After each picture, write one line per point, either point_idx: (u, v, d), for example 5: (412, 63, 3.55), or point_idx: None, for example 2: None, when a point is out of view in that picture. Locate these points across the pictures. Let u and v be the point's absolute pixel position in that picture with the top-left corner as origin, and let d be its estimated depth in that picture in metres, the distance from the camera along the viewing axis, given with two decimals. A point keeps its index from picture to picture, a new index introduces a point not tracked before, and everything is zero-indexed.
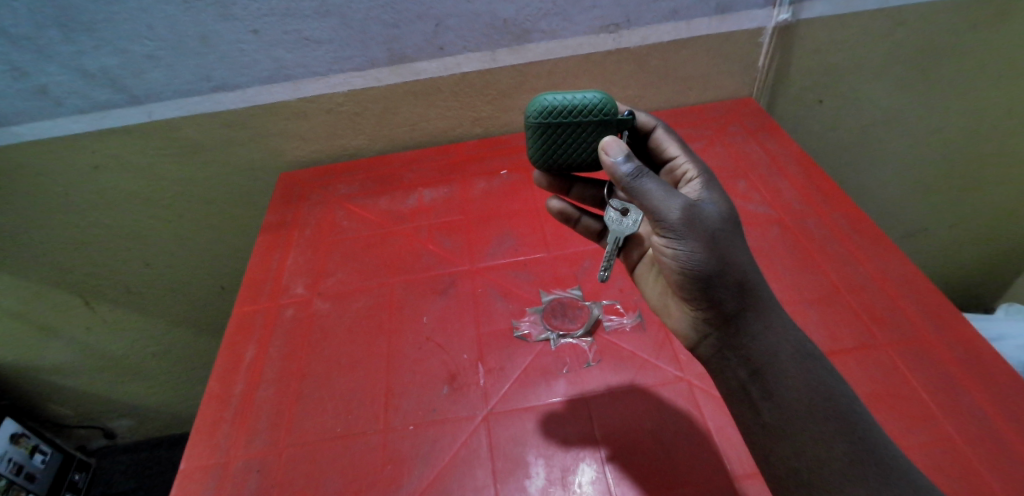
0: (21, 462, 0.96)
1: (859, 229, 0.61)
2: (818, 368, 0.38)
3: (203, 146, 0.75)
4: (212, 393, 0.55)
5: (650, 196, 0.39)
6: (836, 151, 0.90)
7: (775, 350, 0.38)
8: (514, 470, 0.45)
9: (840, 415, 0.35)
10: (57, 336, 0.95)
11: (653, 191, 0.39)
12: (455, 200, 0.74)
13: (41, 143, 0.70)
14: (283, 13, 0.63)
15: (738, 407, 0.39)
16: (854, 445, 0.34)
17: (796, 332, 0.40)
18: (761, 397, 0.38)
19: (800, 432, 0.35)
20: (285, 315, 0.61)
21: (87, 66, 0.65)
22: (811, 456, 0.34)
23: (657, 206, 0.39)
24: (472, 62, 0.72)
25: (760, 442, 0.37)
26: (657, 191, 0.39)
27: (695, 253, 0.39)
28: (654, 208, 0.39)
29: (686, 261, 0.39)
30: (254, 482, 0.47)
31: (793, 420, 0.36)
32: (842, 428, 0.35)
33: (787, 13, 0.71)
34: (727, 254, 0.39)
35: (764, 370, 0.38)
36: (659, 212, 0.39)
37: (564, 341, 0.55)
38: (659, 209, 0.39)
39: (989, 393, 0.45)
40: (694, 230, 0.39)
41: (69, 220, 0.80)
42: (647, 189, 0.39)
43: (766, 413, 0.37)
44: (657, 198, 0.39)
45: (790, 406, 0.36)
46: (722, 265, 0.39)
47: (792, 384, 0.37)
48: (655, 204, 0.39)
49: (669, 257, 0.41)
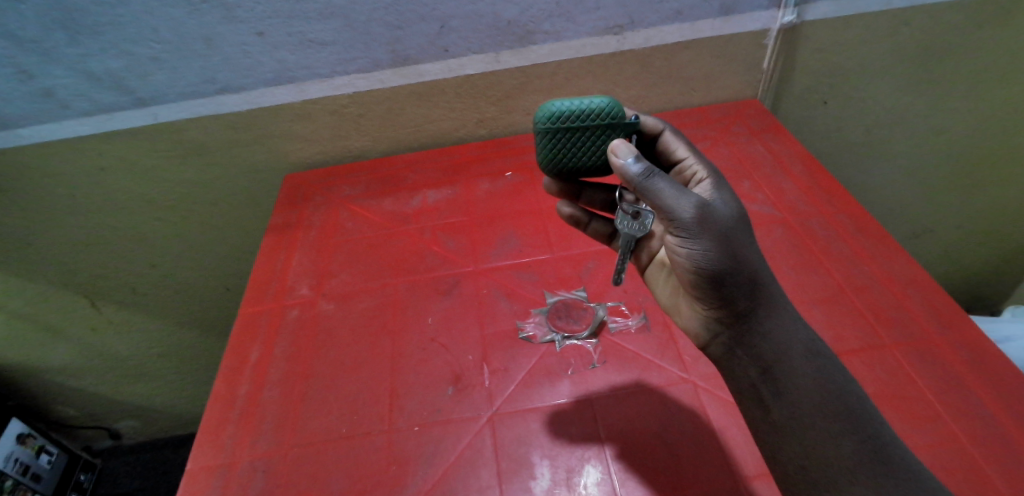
0: (28, 462, 0.97)
1: (863, 230, 0.61)
2: (827, 365, 0.38)
3: (207, 147, 0.75)
4: (217, 394, 0.55)
5: (662, 195, 0.39)
6: (840, 152, 0.90)
7: (784, 348, 0.39)
8: (518, 471, 0.45)
9: (849, 413, 0.35)
10: (62, 337, 0.95)
11: (664, 190, 0.39)
12: (459, 201, 0.74)
13: (46, 146, 0.71)
14: (287, 15, 0.64)
15: (747, 405, 0.40)
16: (862, 443, 0.34)
17: (804, 330, 0.40)
18: (770, 395, 0.38)
19: (807, 430, 0.35)
20: (290, 316, 0.62)
21: (92, 69, 0.65)
22: (818, 453, 0.35)
23: (667, 205, 0.39)
24: (475, 63, 0.72)
25: (767, 439, 0.38)
26: (668, 190, 0.39)
27: (708, 251, 0.39)
28: (666, 207, 0.39)
29: (698, 259, 0.39)
30: (260, 482, 0.47)
31: (800, 417, 0.36)
32: (850, 425, 0.35)
33: (790, 14, 0.71)
34: (739, 253, 0.40)
35: (773, 369, 0.38)
36: (671, 210, 0.39)
37: (568, 342, 0.55)
38: (670, 208, 0.39)
39: (994, 394, 0.45)
40: (706, 228, 0.39)
41: (73, 221, 0.80)
42: (657, 190, 0.39)
43: (776, 410, 0.37)
44: (669, 197, 0.39)
45: (799, 404, 0.36)
46: (734, 263, 0.39)
47: (801, 382, 0.37)
48: (666, 202, 0.39)
49: (682, 256, 0.41)
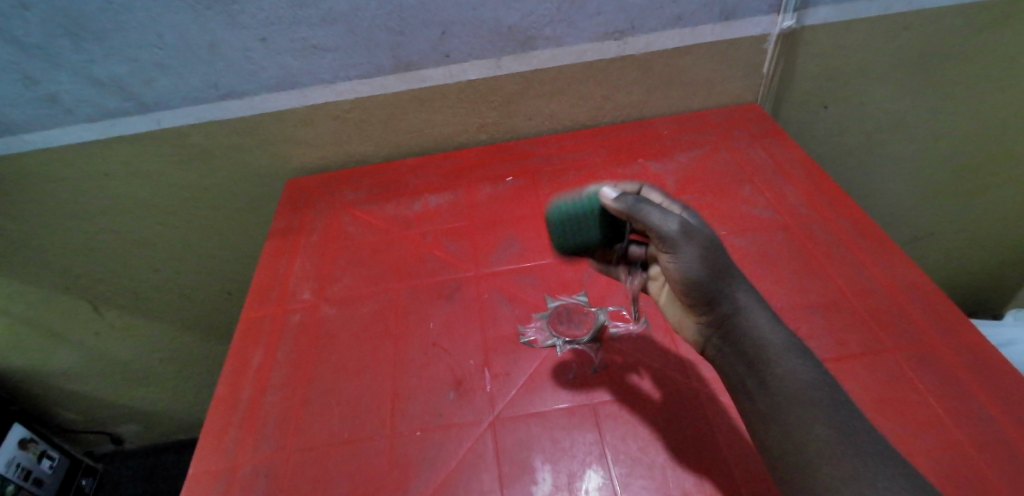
0: (30, 467, 0.97)
1: (864, 234, 0.61)
2: (808, 358, 0.39)
3: (211, 152, 0.76)
4: (220, 398, 0.55)
5: (649, 215, 0.44)
6: (841, 156, 0.90)
7: (766, 344, 0.40)
8: (519, 475, 0.45)
9: (827, 399, 0.36)
10: (64, 341, 0.96)
11: (650, 211, 0.44)
12: (460, 206, 0.74)
13: (51, 151, 0.71)
14: (290, 21, 0.64)
15: (738, 398, 0.41)
16: (839, 426, 0.35)
17: (787, 329, 0.41)
18: (755, 385, 0.39)
19: (787, 416, 0.37)
20: (292, 320, 0.62)
21: (97, 75, 0.66)
22: (796, 438, 0.36)
23: (655, 222, 0.43)
24: (477, 69, 0.72)
25: (755, 426, 0.39)
26: (654, 212, 0.44)
27: (695, 261, 0.42)
28: (653, 224, 0.44)
29: (687, 269, 0.43)
30: (262, 486, 0.47)
31: (781, 402, 0.37)
32: (827, 410, 0.36)
33: (790, 20, 0.71)
34: (723, 263, 0.43)
35: (756, 362, 0.40)
36: (658, 227, 0.43)
37: (570, 347, 0.55)
38: (657, 225, 0.43)
39: (998, 399, 0.45)
40: (690, 240, 0.43)
41: (77, 226, 0.81)
42: (645, 211, 0.44)
43: (762, 402, 0.39)
44: (654, 216, 0.44)
45: (777, 393, 0.38)
46: (718, 272, 0.42)
47: (782, 373, 0.38)
48: (652, 221, 0.44)
49: (672, 269, 0.44)
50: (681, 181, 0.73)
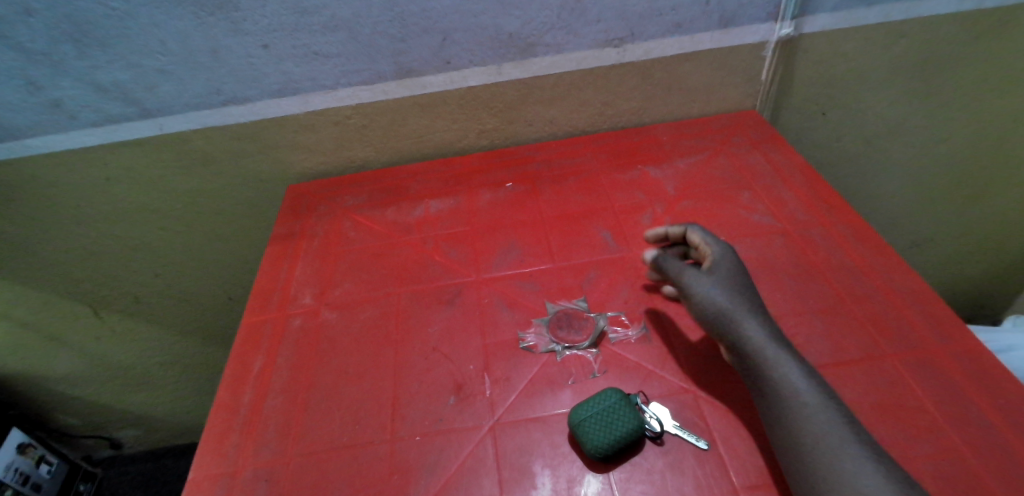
0: (28, 472, 0.97)
1: (863, 240, 0.61)
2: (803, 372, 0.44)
3: (212, 157, 0.76)
4: (222, 402, 0.55)
5: (670, 266, 0.55)
6: (839, 162, 0.91)
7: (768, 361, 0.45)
8: (519, 480, 0.45)
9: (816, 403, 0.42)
10: (64, 345, 0.96)
11: (671, 262, 0.55)
12: (461, 211, 0.75)
13: (53, 156, 0.72)
14: (292, 28, 0.64)
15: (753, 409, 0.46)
16: (827, 427, 0.41)
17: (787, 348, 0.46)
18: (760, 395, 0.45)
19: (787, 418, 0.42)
20: (294, 325, 0.62)
21: (100, 81, 0.66)
22: (793, 436, 0.41)
23: (674, 271, 0.54)
24: (478, 75, 0.73)
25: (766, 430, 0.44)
26: (675, 263, 0.55)
27: (704, 299, 0.51)
28: (673, 273, 0.54)
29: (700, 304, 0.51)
30: (263, 490, 0.47)
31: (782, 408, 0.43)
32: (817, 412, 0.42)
33: (789, 27, 0.71)
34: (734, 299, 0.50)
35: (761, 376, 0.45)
36: (677, 275, 0.54)
37: (569, 352, 0.55)
38: (677, 273, 0.54)
39: (995, 405, 0.45)
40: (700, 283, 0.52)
41: (77, 231, 0.81)
42: (666, 262, 0.55)
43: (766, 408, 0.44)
44: (675, 266, 0.54)
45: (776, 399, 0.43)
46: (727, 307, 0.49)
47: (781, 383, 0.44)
48: (673, 270, 0.54)
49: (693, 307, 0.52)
50: (680, 187, 0.73)
